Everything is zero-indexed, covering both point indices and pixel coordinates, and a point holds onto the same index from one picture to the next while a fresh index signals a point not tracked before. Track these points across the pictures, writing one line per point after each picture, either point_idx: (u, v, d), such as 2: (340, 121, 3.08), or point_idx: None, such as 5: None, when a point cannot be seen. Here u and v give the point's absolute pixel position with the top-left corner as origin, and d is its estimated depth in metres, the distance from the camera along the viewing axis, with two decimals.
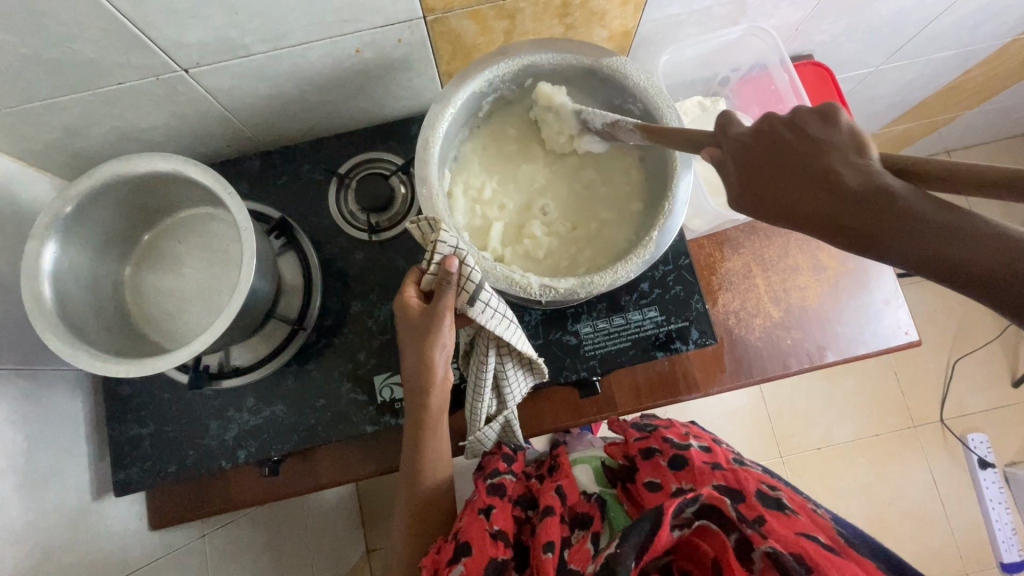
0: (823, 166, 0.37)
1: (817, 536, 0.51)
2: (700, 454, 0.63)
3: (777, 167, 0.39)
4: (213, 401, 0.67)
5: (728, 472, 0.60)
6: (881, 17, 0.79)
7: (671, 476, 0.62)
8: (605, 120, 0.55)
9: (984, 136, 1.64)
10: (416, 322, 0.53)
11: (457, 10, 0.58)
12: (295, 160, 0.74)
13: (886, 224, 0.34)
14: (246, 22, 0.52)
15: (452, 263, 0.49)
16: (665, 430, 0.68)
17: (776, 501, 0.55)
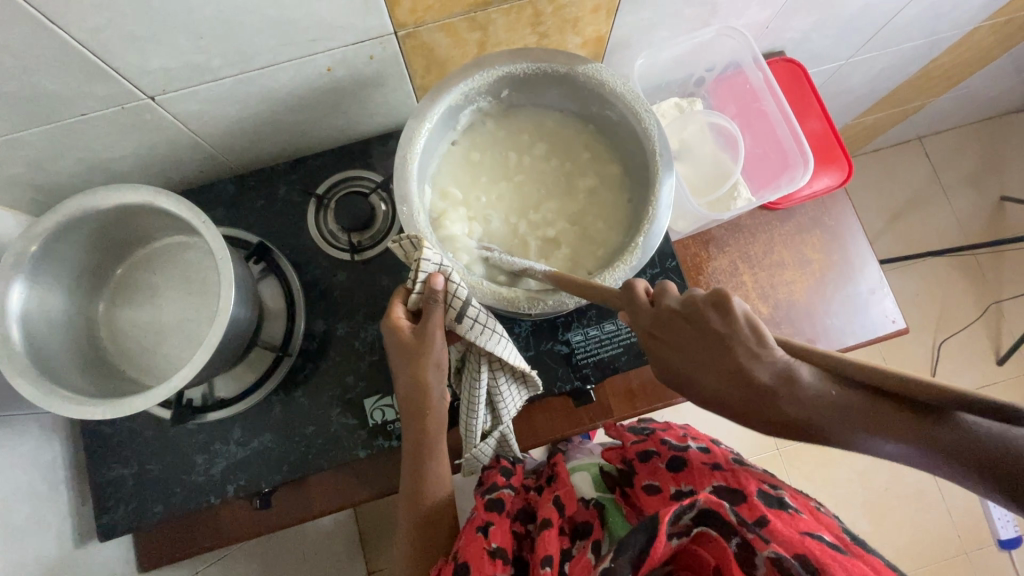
0: (730, 366, 0.41)
1: (822, 535, 0.49)
2: (698, 455, 0.60)
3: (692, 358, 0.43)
4: (197, 435, 0.64)
5: (729, 472, 0.57)
6: (847, 12, 0.81)
7: (670, 478, 0.61)
8: (513, 265, 0.55)
9: (953, 121, 1.67)
10: (406, 346, 0.52)
11: (429, 24, 0.57)
12: (270, 182, 0.72)
13: (809, 414, 0.39)
14: (212, 46, 0.51)
15: (438, 280, 0.49)
16: (663, 432, 0.67)
17: (778, 500, 0.53)
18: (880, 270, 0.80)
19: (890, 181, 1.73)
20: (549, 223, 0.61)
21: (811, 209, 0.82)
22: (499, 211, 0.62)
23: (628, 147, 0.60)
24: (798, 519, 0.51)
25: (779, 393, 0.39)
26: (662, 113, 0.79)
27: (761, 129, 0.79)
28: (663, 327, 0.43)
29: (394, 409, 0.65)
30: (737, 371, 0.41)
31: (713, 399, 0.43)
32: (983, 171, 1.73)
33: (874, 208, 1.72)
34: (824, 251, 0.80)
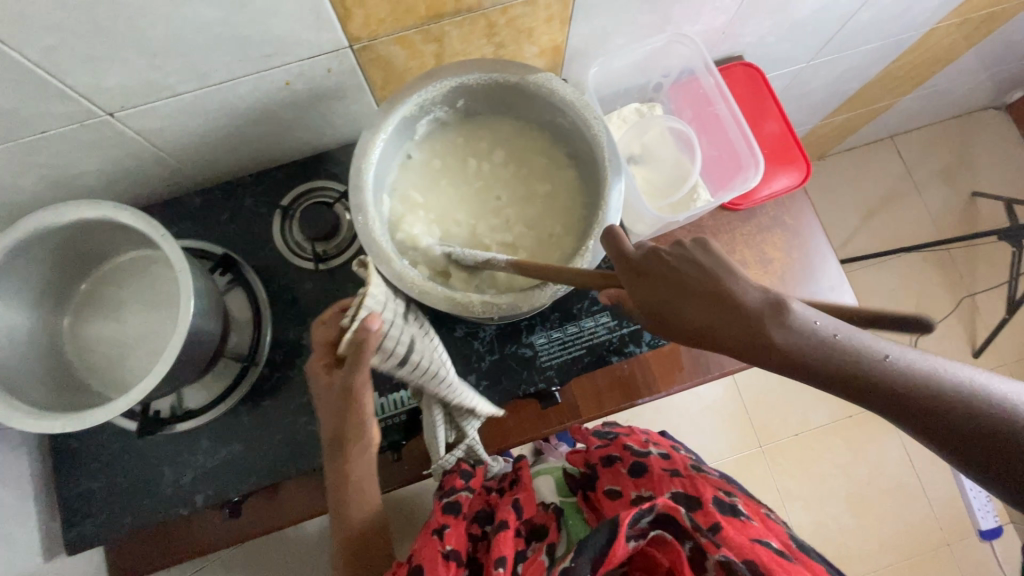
0: (736, 297, 0.37)
1: (770, 542, 0.52)
2: (659, 462, 0.63)
3: (687, 299, 0.39)
4: (165, 447, 0.65)
5: (687, 479, 0.59)
6: (801, 15, 0.83)
7: (631, 483, 0.63)
8: (477, 257, 0.55)
9: (923, 119, 1.71)
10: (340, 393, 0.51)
11: (383, 37, 0.58)
12: (237, 194, 0.73)
13: (795, 351, 0.35)
14: (166, 63, 0.52)
15: (373, 325, 0.46)
16: (626, 437, 0.68)
17: (731, 508, 0.55)
18: (841, 268, 0.82)
19: (863, 178, 1.76)
20: (507, 229, 0.63)
21: (771, 208, 0.83)
22: (459, 217, 0.63)
23: (582, 152, 0.61)
24: (749, 526, 0.53)
25: (765, 316, 0.36)
26: (620, 119, 0.81)
27: (719, 132, 0.81)
28: (648, 266, 0.41)
29: None
30: (720, 299, 0.38)
31: (696, 336, 0.38)
32: (954, 167, 1.77)
33: (849, 205, 1.74)
34: (785, 250, 0.82)
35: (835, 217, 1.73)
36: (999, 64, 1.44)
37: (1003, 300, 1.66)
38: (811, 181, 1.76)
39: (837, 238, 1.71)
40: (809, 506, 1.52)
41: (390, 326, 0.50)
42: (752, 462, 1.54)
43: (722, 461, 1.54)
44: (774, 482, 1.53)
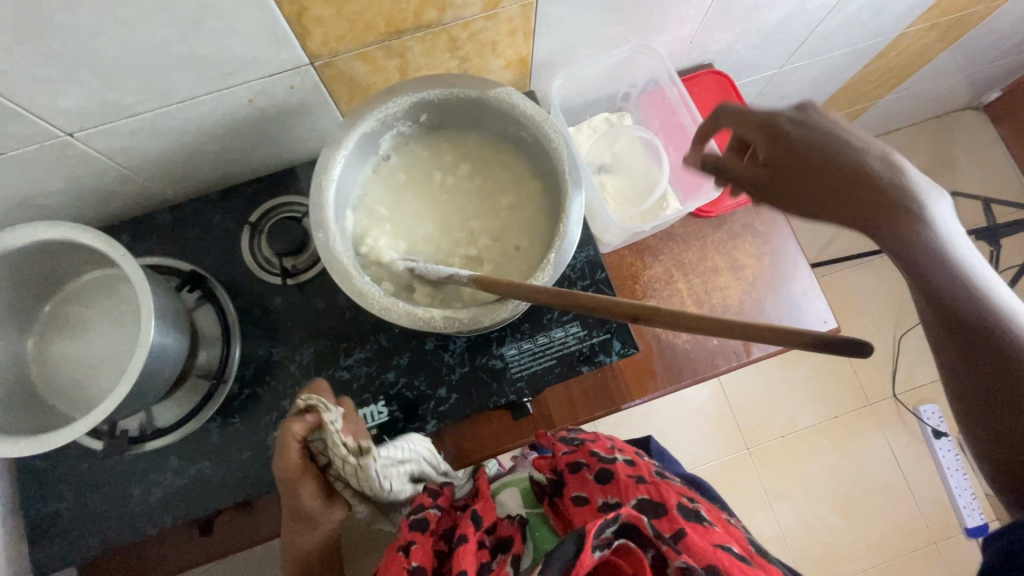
0: (907, 170, 0.51)
1: (731, 547, 0.54)
2: (624, 468, 0.64)
3: (807, 177, 0.54)
4: (133, 467, 0.65)
5: (651, 485, 0.61)
6: (768, 22, 0.84)
7: (597, 490, 0.63)
8: (439, 273, 0.56)
9: (902, 120, 1.73)
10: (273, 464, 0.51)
11: (343, 53, 0.59)
12: (205, 210, 0.73)
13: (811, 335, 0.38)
14: (123, 83, 0.53)
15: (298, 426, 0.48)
16: (592, 443, 0.69)
17: (694, 513, 0.58)
18: (812, 272, 0.82)
19: None
20: (472, 242, 0.63)
21: (742, 214, 0.84)
22: (424, 231, 0.63)
23: (544, 164, 0.61)
24: (711, 532, 0.56)
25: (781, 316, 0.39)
26: (588, 128, 0.81)
27: (686, 141, 0.82)
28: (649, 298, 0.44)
29: None
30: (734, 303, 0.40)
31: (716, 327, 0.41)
32: (934, 168, 1.78)
33: None
34: (756, 255, 0.82)
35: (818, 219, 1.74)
36: (974, 66, 1.46)
37: None
38: None
39: (820, 240, 1.72)
40: (797, 507, 1.52)
41: (314, 442, 0.51)
42: (739, 464, 1.54)
43: (710, 464, 1.54)
44: (761, 484, 1.53)
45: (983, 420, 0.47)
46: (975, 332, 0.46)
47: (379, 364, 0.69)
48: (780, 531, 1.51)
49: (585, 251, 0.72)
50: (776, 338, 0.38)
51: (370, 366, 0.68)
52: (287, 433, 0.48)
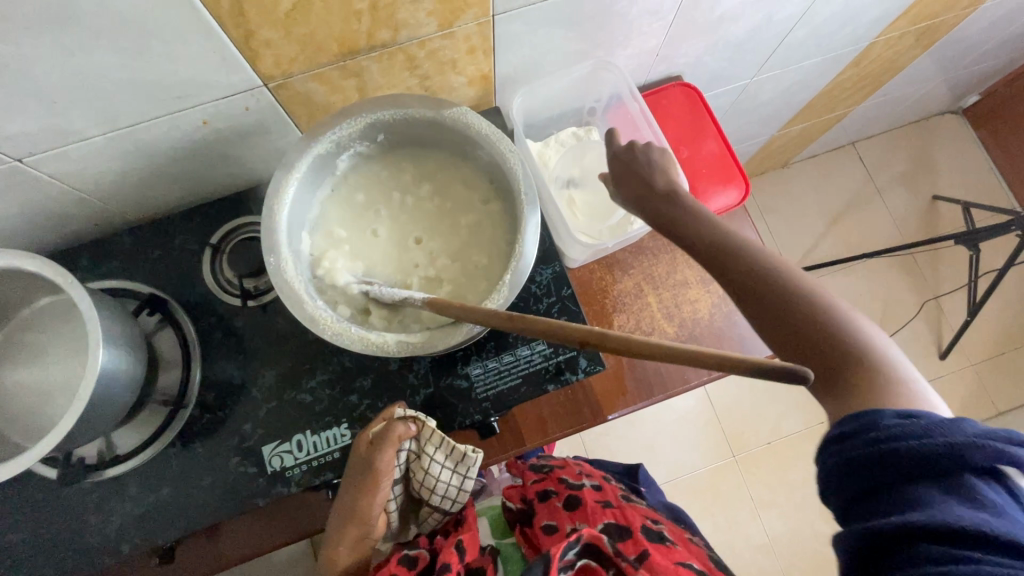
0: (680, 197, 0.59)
1: (692, 563, 0.54)
2: (591, 494, 0.65)
3: (631, 174, 0.63)
4: (91, 495, 0.63)
5: (617, 510, 0.62)
6: (734, 35, 0.84)
7: (566, 517, 0.62)
8: (394, 296, 0.55)
9: (882, 125, 1.73)
10: (352, 462, 0.58)
11: (297, 74, 0.58)
12: (166, 231, 0.72)
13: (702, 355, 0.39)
14: (69, 108, 0.52)
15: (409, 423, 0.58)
16: (561, 471, 0.70)
17: (658, 535, 0.59)
18: None
19: (827, 185, 1.77)
20: (431, 262, 0.62)
21: None
22: (383, 251, 0.62)
23: (502, 182, 0.61)
24: (674, 551, 0.56)
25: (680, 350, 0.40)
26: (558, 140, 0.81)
27: None
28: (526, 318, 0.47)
29: (292, 455, 0.65)
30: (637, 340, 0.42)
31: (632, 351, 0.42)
32: (914, 171, 1.79)
33: (815, 212, 1.75)
34: None
35: (801, 225, 1.74)
36: (950, 71, 1.47)
37: (966, 301, 1.67)
38: (776, 189, 1.77)
39: (803, 245, 1.72)
40: (784, 514, 1.50)
41: (406, 450, 0.60)
42: (726, 473, 1.53)
43: (695, 472, 1.53)
44: (747, 492, 1.52)
45: (784, 344, 0.52)
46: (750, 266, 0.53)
47: (342, 386, 0.68)
48: (767, 539, 1.49)
49: (551, 267, 0.72)
50: (716, 364, 0.38)
51: (334, 388, 0.67)
52: (392, 432, 0.57)
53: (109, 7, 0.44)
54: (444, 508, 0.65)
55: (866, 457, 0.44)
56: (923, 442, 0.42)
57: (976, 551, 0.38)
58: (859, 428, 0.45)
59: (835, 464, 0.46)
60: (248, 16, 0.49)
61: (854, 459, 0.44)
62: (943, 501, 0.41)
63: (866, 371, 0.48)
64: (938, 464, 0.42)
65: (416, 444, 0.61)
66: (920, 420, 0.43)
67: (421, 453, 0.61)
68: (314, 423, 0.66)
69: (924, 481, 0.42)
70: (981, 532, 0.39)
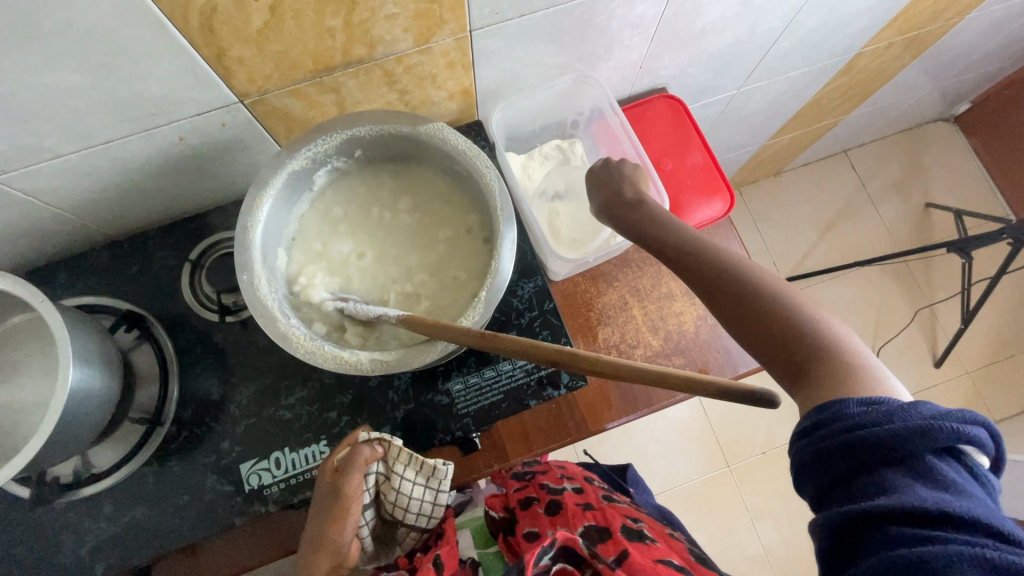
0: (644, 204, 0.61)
1: (671, 560, 0.54)
2: (572, 497, 0.64)
3: (605, 183, 0.66)
4: (65, 515, 0.63)
5: (598, 511, 0.61)
6: (717, 47, 0.84)
7: (547, 522, 0.62)
8: (369, 314, 0.55)
9: (874, 133, 1.74)
10: (320, 492, 0.57)
11: (273, 90, 0.58)
12: (146, 247, 0.72)
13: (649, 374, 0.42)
14: (40, 127, 0.51)
15: (376, 445, 0.58)
16: (542, 476, 0.69)
17: (638, 534, 0.58)
18: None
19: (820, 193, 1.77)
20: (409, 277, 0.62)
21: None
22: (361, 267, 0.62)
23: (480, 197, 0.61)
24: (653, 549, 0.56)
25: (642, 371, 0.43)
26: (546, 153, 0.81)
27: None
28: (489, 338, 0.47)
29: (270, 473, 0.64)
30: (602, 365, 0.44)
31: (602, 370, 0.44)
32: (907, 179, 1.79)
33: (807, 220, 1.75)
34: None
35: (794, 233, 1.74)
36: (940, 80, 1.47)
37: (960, 308, 1.66)
38: (770, 197, 1.77)
39: (796, 253, 1.72)
40: (780, 525, 1.49)
41: (375, 473, 0.60)
42: (720, 483, 1.52)
43: (689, 482, 1.52)
44: (742, 502, 1.50)
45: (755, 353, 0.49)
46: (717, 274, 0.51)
47: (321, 403, 0.67)
48: (762, 550, 1.47)
49: (533, 280, 0.71)
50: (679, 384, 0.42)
51: (313, 405, 0.67)
52: (357, 456, 0.56)
53: (75, 27, 0.44)
54: (421, 525, 0.64)
55: (828, 447, 0.41)
56: (886, 428, 0.39)
57: (942, 532, 0.36)
58: (819, 420, 0.42)
59: (799, 453, 0.43)
60: (218, 35, 0.49)
61: (817, 448, 0.42)
62: (907, 484, 0.38)
63: (842, 375, 0.44)
64: (899, 448, 0.39)
65: (385, 465, 0.60)
66: (881, 406, 0.41)
67: (390, 473, 0.60)
68: (292, 440, 0.65)
69: (889, 467, 0.39)
70: (947, 512, 0.37)
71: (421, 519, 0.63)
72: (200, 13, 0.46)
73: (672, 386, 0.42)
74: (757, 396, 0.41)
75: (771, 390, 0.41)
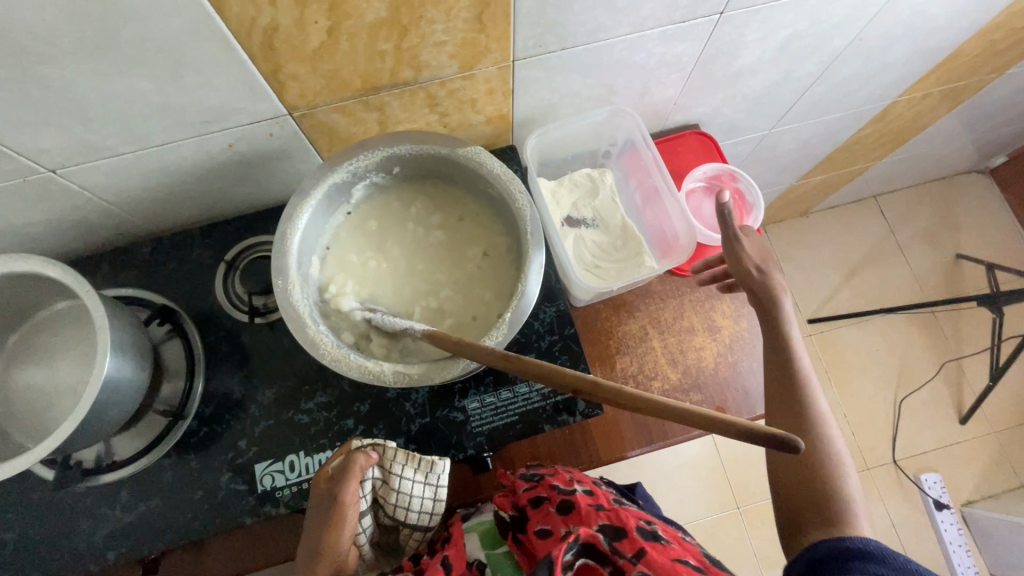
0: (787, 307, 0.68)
1: (689, 560, 0.52)
2: (584, 498, 0.60)
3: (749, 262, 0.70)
4: (84, 499, 0.64)
5: (611, 511, 0.58)
6: (753, 89, 0.85)
7: (560, 521, 0.58)
8: (396, 325, 0.56)
9: (905, 181, 1.72)
10: (315, 500, 0.57)
11: (322, 106, 0.61)
12: (184, 245, 0.74)
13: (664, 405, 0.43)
14: (104, 127, 0.55)
15: (363, 454, 0.56)
16: (552, 477, 0.63)
17: (652, 534, 0.55)
18: None
19: (847, 236, 1.75)
20: (435, 293, 0.63)
21: None
22: (388, 280, 0.63)
23: (510, 219, 0.63)
24: (670, 549, 0.53)
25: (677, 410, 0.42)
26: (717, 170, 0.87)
27: (656, 205, 0.83)
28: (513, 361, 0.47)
29: (283, 475, 0.65)
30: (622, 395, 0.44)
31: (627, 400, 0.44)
32: (938, 229, 1.76)
33: (833, 263, 1.73)
34: (734, 317, 0.79)
35: (818, 274, 1.72)
36: (975, 132, 1.46)
37: (989, 364, 1.61)
38: (796, 238, 1.75)
39: (819, 295, 1.70)
40: None
41: (371, 478, 0.58)
42: (729, 524, 1.48)
43: (697, 521, 1.48)
44: (750, 546, 1.46)
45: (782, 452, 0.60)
46: (800, 417, 0.61)
47: (339, 409, 0.68)
48: None
49: (555, 305, 0.72)
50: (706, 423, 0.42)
51: (330, 411, 0.68)
52: (352, 463, 0.56)
53: (148, 38, 0.47)
54: (425, 523, 0.61)
55: (844, 550, 0.52)
56: (894, 558, 0.51)
57: None
58: (846, 532, 0.54)
59: (815, 559, 0.53)
60: (277, 52, 0.52)
61: (840, 547, 0.53)
62: None
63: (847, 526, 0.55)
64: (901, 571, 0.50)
65: (381, 470, 0.59)
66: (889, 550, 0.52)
67: (387, 477, 0.59)
68: (307, 445, 0.66)
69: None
70: None
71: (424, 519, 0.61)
72: (264, 31, 0.49)
73: (698, 421, 0.42)
74: (764, 431, 0.41)
75: (793, 436, 0.41)
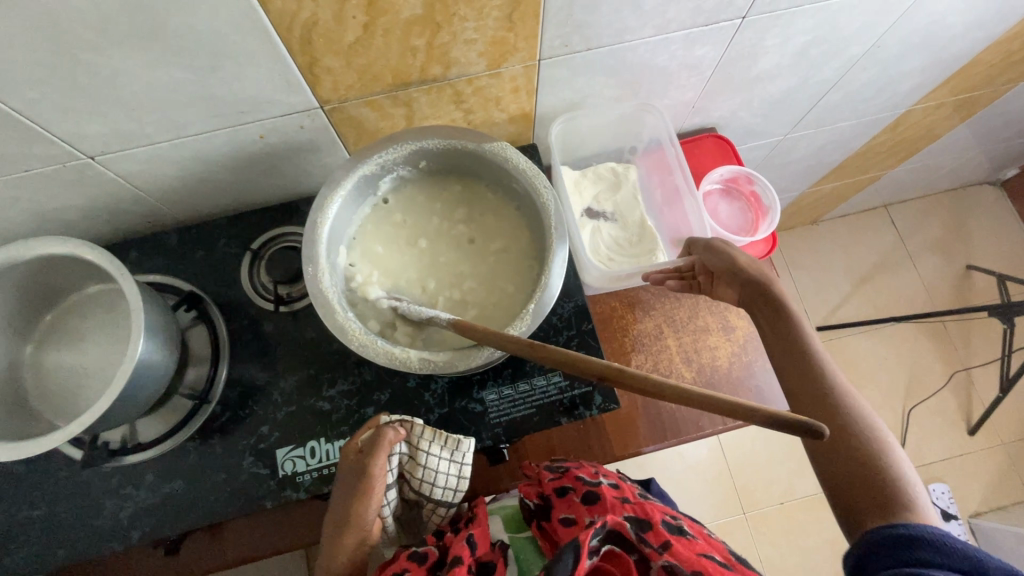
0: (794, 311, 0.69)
1: (714, 555, 0.54)
2: (610, 490, 0.60)
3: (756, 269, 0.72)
4: (109, 479, 0.66)
5: (637, 505, 0.59)
6: (771, 93, 0.87)
7: (585, 510, 0.59)
8: (421, 314, 0.57)
9: (916, 191, 1.72)
10: (343, 472, 0.58)
11: (352, 99, 0.62)
12: (211, 234, 0.76)
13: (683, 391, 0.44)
14: (143, 116, 0.56)
15: (393, 429, 0.58)
16: (577, 469, 0.64)
17: (677, 527, 0.56)
18: None
19: (857, 245, 1.76)
20: (458, 285, 0.64)
21: None
22: (413, 271, 0.65)
23: (533, 214, 0.64)
24: (694, 543, 0.55)
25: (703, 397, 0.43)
26: (734, 172, 0.89)
27: (677, 202, 0.85)
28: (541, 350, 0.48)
29: (304, 460, 0.66)
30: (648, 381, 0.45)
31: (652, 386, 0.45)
32: (948, 239, 1.76)
33: (843, 271, 1.73)
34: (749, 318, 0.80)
35: (827, 282, 1.72)
36: (988, 144, 1.47)
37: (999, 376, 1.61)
38: (806, 245, 1.76)
39: (828, 303, 1.70)
40: None
41: (398, 454, 0.60)
42: (735, 529, 1.48)
43: None
44: (756, 551, 1.46)
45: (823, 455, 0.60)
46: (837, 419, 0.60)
47: (360, 397, 0.69)
48: None
49: (573, 300, 0.73)
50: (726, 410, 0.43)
51: (351, 399, 0.69)
52: (383, 437, 0.57)
53: (193, 29, 0.48)
54: (448, 500, 0.62)
55: (899, 539, 0.51)
56: (954, 546, 0.50)
57: None
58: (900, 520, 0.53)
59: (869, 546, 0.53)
60: (314, 46, 0.53)
61: (895, 535, 0.52)
62: None
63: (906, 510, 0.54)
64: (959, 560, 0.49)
65: (409, 446, 0.61)
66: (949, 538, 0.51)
67: (415, 453, 0.60)
68: (328, 432, 0.68)
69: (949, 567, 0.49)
70: None
71: (447, 497, 0.62)
72: (303, 25, 0.51)
73: (721, 412, 0.43)
74: (782, 417, 0.43)
75: (817, 422, 0.43)
